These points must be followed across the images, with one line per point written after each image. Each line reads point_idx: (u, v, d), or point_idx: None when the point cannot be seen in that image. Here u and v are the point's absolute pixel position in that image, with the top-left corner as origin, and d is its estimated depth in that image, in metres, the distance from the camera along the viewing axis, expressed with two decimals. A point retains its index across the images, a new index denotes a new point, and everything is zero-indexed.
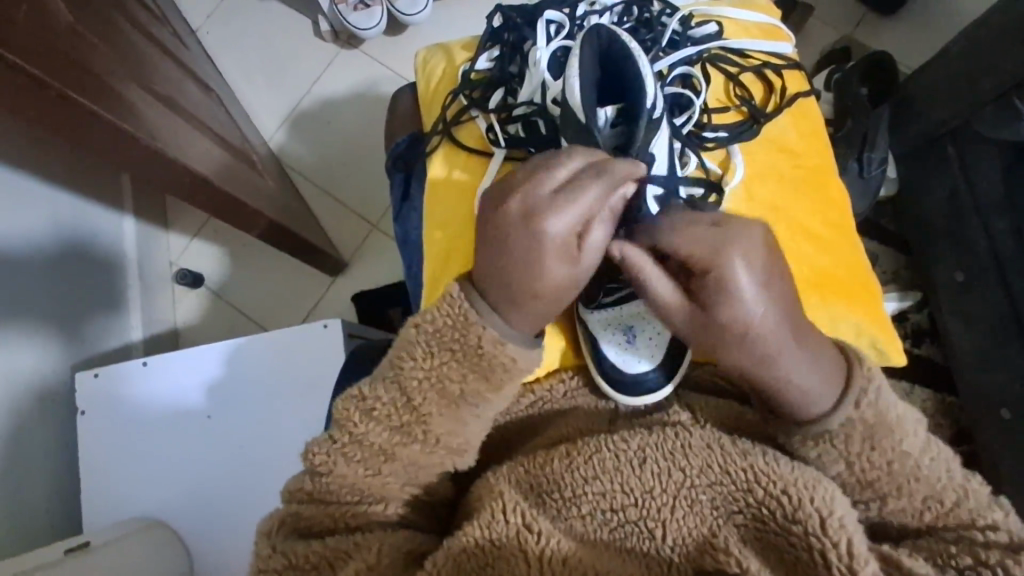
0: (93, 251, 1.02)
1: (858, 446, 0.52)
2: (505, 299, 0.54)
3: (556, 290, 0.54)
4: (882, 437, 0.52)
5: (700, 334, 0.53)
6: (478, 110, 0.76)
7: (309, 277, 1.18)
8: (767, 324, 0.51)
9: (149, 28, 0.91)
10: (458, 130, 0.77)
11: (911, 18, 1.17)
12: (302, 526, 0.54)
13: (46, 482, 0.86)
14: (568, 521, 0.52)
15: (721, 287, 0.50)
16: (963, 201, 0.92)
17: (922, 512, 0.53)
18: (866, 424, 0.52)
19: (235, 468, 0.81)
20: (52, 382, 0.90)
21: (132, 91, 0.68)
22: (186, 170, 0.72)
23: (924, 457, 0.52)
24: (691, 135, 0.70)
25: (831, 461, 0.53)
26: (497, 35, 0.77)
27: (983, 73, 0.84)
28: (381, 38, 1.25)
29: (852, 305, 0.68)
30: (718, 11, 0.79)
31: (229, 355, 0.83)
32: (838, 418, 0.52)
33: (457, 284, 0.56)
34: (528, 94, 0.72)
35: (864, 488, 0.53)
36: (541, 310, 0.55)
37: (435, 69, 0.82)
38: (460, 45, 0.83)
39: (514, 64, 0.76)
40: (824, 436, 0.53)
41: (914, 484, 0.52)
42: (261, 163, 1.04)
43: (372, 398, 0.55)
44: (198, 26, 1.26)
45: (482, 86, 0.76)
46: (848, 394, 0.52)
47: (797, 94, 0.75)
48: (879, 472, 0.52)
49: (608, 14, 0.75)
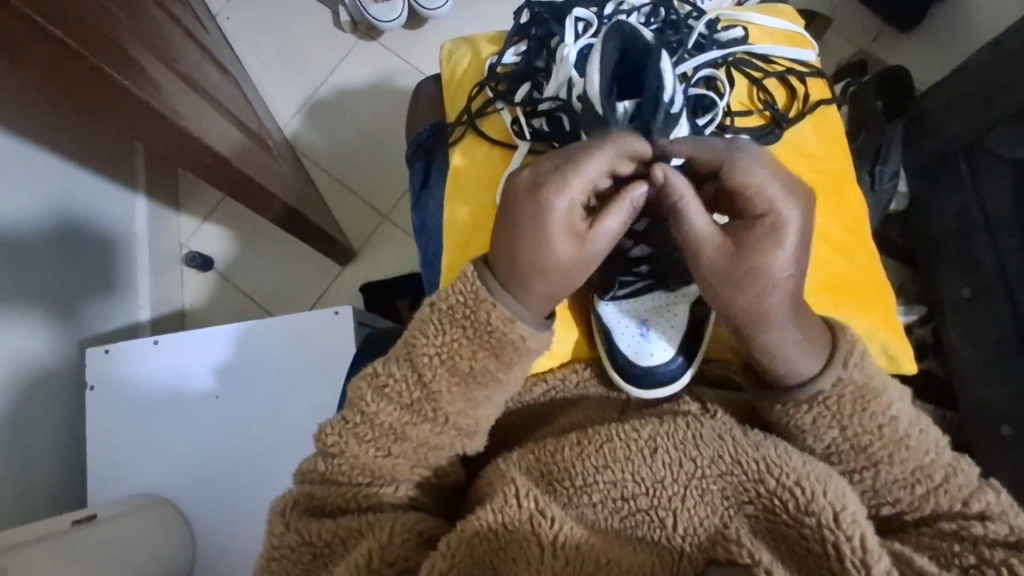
0: (103, 229, 1.02)
1: (848, 409, 0.54)
2: (517, 280, 0.55)
3: (559, 268, 0.55)
4: (871, 399, 0.54)
5: (741, 276, 0.52)
6: (503, 102, 0.76)
7: (319, 264, 1.18)
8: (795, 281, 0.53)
9: (171, 8, 0.92)
10: (483, 122, 0.78)
11: (929, 35, 1.18)
12: (315, 506, 0.55)
13: (49, 455, 0.86)
14: (579, 509, 0.53)
15: (776, 234, 0.52)
16: (972, 214, 0.92)
17: (913, 485, 0.53)
18: (856, 384, 0.54)
19: (241, 447, 0.81)
20: (61, 356, 0.91)
21: (156, 68, 0.69)
22: (206, 150, 0.72)
23: (913, 428, 0.53)
24: (715, 135, 0.71)
25: (824, 425, 0.54)
26: (525, 29, 0.78)
27: (1000, 91, 0.84)
28: (401, 31, 1.26)
29: (868, 305, 0.69)
30: (745, 16, 0.80)
31: (239, 336, 0.83)
32: (830, 378, 0.54)
33: (469, 265, 0.57)
34: (554, 90, 0.73)
35: (858, 454, 0.54)
36: (543, 287, 0.55)
37: (460, 61, 0.83)
38: (486, 38, 0.84)
39: (540, 59, 0.77)
40: (818, 397, 0.54)
41: (904, 452, 0.53)
42: (276, 148, 1.05)
43: (384, 374, 0.56)
44: (218, 11, 1.27)
45: (508, 79, 0.77)
46: (835, 357, 0.55)
47: (820, 101, 0.76)
48: (871, 436, 0.53)
49: (636, 14, 0.77)
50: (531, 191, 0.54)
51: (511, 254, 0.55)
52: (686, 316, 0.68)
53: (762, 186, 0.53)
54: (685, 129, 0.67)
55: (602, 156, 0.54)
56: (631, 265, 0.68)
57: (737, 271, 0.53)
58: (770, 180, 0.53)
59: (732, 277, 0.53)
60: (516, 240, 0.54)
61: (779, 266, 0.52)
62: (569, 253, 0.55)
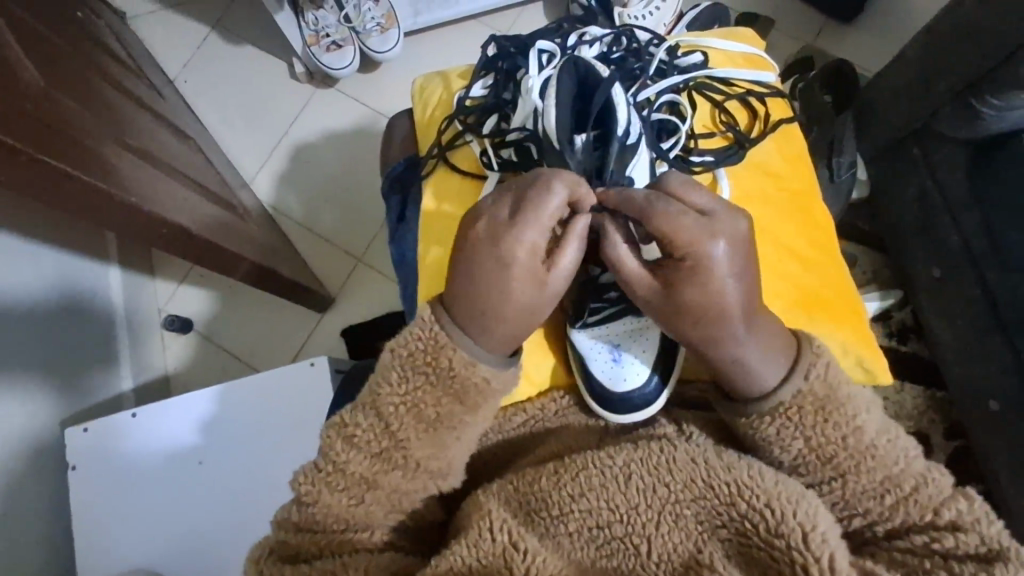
0: (80, 308, 1.02)
1: (810, 419, 0.54)
2: (482, 325, 0.55)
3: (524, 312, 0.56)
4: (833, 410, 0.54)
5: (677, 309, 0.55)
6: (472, 135, 0.78)
7: (298, 314, 1.19)
8: (737, 304, 0.54)
9: (124, 83, 0.93)
10: (454, 154, 0.79)
11: (870, 22, 1.20)
12: (289, 555, 0.53)
13: (42, 539, 0.86)
14: (556, 538, 0.53)
15: (697, 271, 0.53)
16: (932, 196, 0.93)
17: (882, 496, 0.53)
18: (817, 396, 0.55)
19: (229, 512, 0.81)
20: (45, 439, 0.90)
21: (103, 149, 0.69)
22: (163, 222, 0.72)
23: (880, 438, 0.54)
24: (680, 158, 0.72)
25: (789, 435, 0.55)
26: (492, 62, 0.80)
27: (937, 75, 0.85)
28: (356, 76, 1.27)
29: (838, 319, 0.70)
30: (704, 41, 0.81)
31: (217, 400, 0.84)
32: (790, 391, 0.55)
33: (428, 309, 0.57)
34: (521, 120, 0.73)
35: (825, 465, 0.54)
36: (507, 331, 0.56)
37: (432, 95, 0.84)
38: (458, 73, 0.85)
39: (508, 91, 0.78)
40: (778, 410, 0.55)
41: (870, 462, 0.53)
42: (243, 207, 1.05)
43: (352, 424, 0.56)
44: (174, 76, 1.29)
45: (477, 111, 0.78)
46: (798, 367, 0.56)
47: (781, 120, 0.77)
48: (836, 446, 0.54)
49: (598, 44, 0.79)
50: (492, 241, 0.54)
51: (470, 294, 0.55)
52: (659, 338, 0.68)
53: (681, 228, 0.53)
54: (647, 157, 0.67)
55: (556, 197, 0.55)
56: (602, 291, 0.69)
57: (676, 309, 0.55)
58: (692, 220, 0.53)
59: (677, 313, 0.55)
60: (476, 284, 0.55)
61: (710, 297, 0.53)
62: (534, 294, 0.56)
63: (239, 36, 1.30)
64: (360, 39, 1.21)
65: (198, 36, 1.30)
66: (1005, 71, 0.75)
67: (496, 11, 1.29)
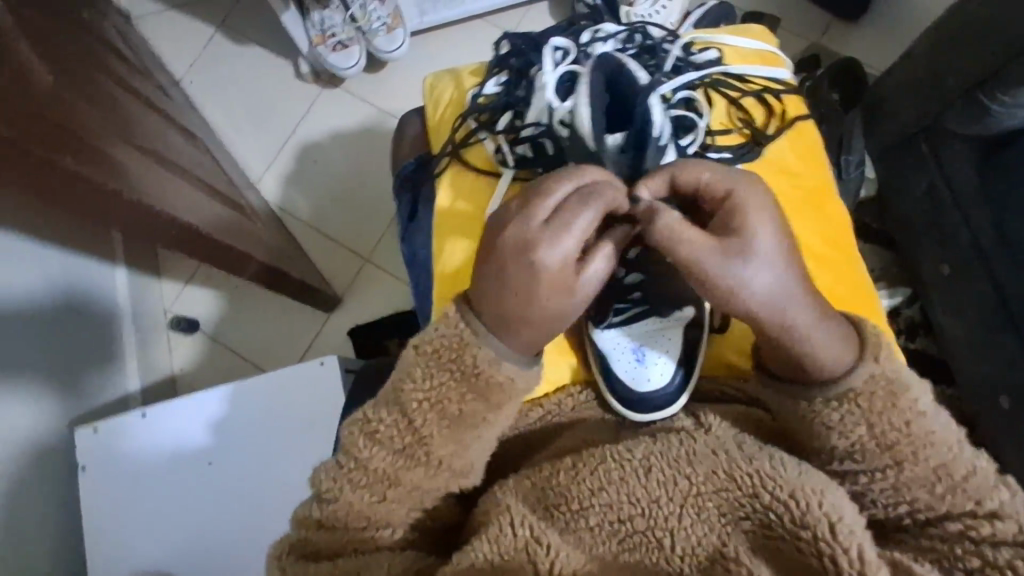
0: (87, 308, 1.01)
1: (879, 404, 0.53)
2: (507, 322, 0.54)
3: (548, 313, 0.54)
4: (900, 395, 0.54)
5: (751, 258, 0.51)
6: (485, 133, 0.78)
7: (306, 315, 1.18)
8: (790, 250, 0.53)
9: (130, 82, 0.93)
10: (467, 152, 0.79)
11: (876, 21, 1.20)
12: (310, 552, 0.54)
13: (53, 540, 0.85)
14: (577, 533, 0.53)
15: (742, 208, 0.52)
16: (941, 193, 0.93)
17: (933, 484, 0.53)
18: (887, 379, 0.54)
19: (239, 512, 0.81)
20: (54, 440, 0.89)
21: (113, 148, 0.69)
22: (172, 221, 0.72)
23: (937, 424, 0.54)
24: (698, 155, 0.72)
25: (852, 422, 0.54)
26: (504, 60, 0.80)
27: (947, 72, 0.85)
28: (362, 76, 1.27)
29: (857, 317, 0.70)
30: (717, 38, 0.81)
31: (229, 399, 0.83)
32: (861, 375, 0.54)
33: (451, 308, 0.57)
34: (536, 116, 0.74)
35: (883, 452, 0.53)
36: (528, 335, 0.55)
37: (443, 93, 0.84)
38: (469, 70, 0.85)
39: (520, 89, 0.78)
40: (846, 395, 0.54)
41: (928, 449, 0.53)
42: (250, 207, 1.05)
43: (375, 420, 0.55)
44: (181, 76, 1.29)
45: (489, 110, 0.78)
46: (866, 350, 0.55)
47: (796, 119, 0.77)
48: (899, 433, 0.53)
49: (612, 41, 0.78)
50: (518, 249, 0.52)
51: (498, 298, 0.54)
52: (678, 341, 0.68)
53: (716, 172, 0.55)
54: (673, 154, 0.68)
55: (590, 211, 0.53)
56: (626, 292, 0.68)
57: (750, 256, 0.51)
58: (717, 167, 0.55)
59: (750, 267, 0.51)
60: (505, 287, 0.53)
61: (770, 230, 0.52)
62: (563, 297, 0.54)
63: (246, 35, 1.30)
64: (366, 39, 1.21)
65: (204, 36, 1.30)
66: (1017, 67, 0.75)
67: (504, 10, 1.28)
